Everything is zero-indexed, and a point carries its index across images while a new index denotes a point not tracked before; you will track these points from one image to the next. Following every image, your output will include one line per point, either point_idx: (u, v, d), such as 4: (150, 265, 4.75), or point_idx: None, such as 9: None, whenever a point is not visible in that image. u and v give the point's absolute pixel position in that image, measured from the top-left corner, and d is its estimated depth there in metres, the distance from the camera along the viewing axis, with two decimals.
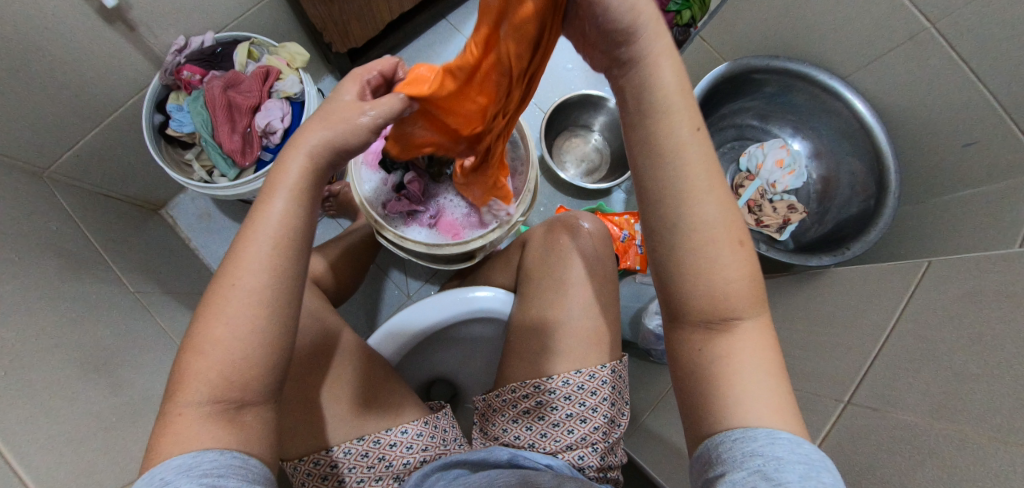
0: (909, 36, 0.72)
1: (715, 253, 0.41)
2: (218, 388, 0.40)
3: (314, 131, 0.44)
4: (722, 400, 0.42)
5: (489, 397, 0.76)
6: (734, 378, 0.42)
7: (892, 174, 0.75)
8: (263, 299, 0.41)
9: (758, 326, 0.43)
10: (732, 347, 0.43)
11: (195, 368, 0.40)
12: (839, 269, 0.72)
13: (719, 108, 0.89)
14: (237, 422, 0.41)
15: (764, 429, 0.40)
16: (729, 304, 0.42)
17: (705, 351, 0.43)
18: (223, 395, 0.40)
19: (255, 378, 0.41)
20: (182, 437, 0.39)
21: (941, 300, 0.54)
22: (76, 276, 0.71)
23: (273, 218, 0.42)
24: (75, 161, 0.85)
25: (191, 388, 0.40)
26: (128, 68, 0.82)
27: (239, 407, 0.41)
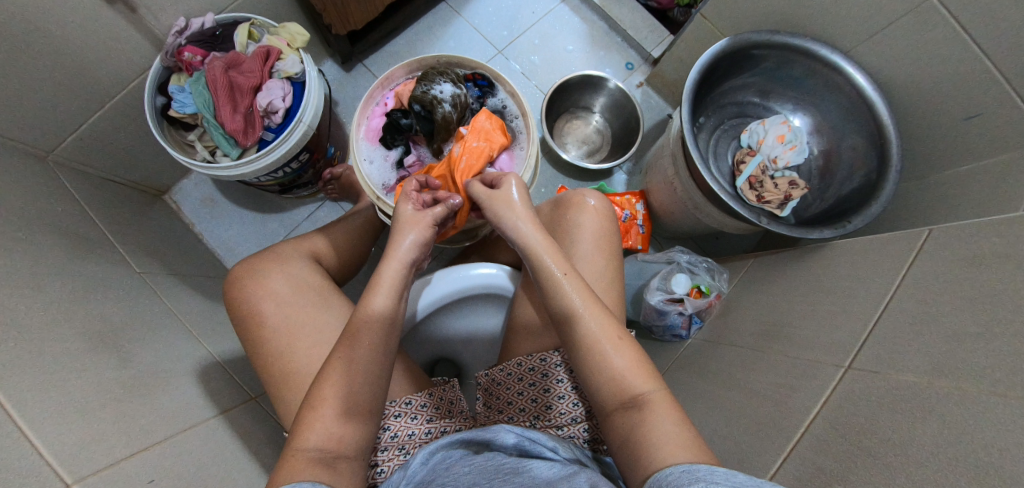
0: (912, 7, 0.72)
1: (605, 351, 0.56)
2: (327, 441, 0.51)
3: (402, 240, 0.63)
4: (644, 454, 0.48)
5: (492, 371, 0.76)
6: (650, 438, 0.49)
7: (894, 149, 0.75)
8: (367, 375, 0.55)
9: (660, 395, 0.52)
10: (641, 410, 0.51)
11: (311, 419, 0.52)
12: (840, 242, 0.72)
13: (720, 85, 0.89)
14: (334, 470, 0.51)
15: (683, 463, 0.45)
16: (630, 382, 0.54)
17: (625, 426, 0.52)
18: (334, 444, 0.52)
19: (351, 435, 0.53)
20: (294, 472, 0.48)
21: (940, 265, 0.54)
22: (82, 255, 0.72)
23: (382, 307, 0.59)
24: (79, 145, 0.85)
25: (307, 436, 0.51)
26: (129, 50, 0.82)
27: (335, 457, 0.51)
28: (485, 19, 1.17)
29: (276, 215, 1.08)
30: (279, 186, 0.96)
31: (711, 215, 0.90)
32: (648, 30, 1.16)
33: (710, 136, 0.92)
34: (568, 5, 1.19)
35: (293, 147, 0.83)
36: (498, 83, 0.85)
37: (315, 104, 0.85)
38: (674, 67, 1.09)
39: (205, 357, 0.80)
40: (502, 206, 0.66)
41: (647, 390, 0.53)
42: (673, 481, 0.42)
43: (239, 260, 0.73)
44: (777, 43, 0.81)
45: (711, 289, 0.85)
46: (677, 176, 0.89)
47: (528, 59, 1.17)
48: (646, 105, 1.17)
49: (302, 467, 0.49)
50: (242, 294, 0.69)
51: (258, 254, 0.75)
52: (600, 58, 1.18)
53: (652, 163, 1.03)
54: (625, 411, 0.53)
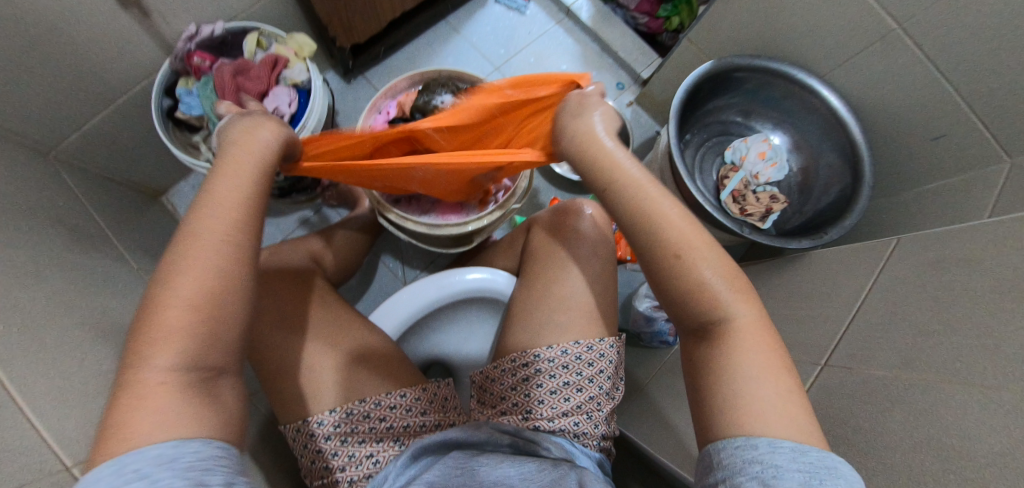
0: (879, 37, 0.78)
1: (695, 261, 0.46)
2: (184, 364, 0.39)
3: (236, 150, 0.49)
4: (725, 401, 0.42)
5: (486, 369, 0.77)
6: (733, 375, 0.43)
7: (866, 167, 0.81)
8: (217, 277, 0.42)
9: (752, 320, 0.45)
10: (726, 351, 0.44)
11: (154, 344, 0.39)
12: (818, 252, 0.76)
13: (704, 105, 0.94)
14: (207, 396, 0.40)
15: (764, 437, 0.40)
16: (711, 303, 0.45)
17: (715, 371, 0.44)
18: (195, 368, 0.40)
19: (214, 351, 0.41)
20: (141, 422, 0.36)
21: (904, 270, 0.59)
22: (81, 250, 0.73)
23: (225, 199, 0.45)
24: (82, 143, 0.87)
25: (152, 363, 0.38)
26: (138, 53, 0.85)
27: (216, 375, 0.41)
28: (483, 38, 1.22)
29: (273, 219, 1.10)
30: (279, 189, 0.98)
31: (696, 228, 0.94)
32: (638, 52, 1.22)
33: (696, 152, 0.97)
34: (562, 26, 1.25)
35: None
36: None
37: (319, 111, 0.88)
38: (661, 87, 1.14)
39: None
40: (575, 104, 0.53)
41: (739, 315, 0.45)
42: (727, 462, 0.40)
43: None
44: (758, 67, 0.86)
45: None
46: (665, 188, 0.93)
47: (523, 77, 1.22)
48: (635, 123, 1.22)
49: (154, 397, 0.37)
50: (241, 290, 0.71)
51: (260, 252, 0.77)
52: (592, 78, 1.23)
53: (641, 178, 1.08)
54: (698, 342, 0.47)
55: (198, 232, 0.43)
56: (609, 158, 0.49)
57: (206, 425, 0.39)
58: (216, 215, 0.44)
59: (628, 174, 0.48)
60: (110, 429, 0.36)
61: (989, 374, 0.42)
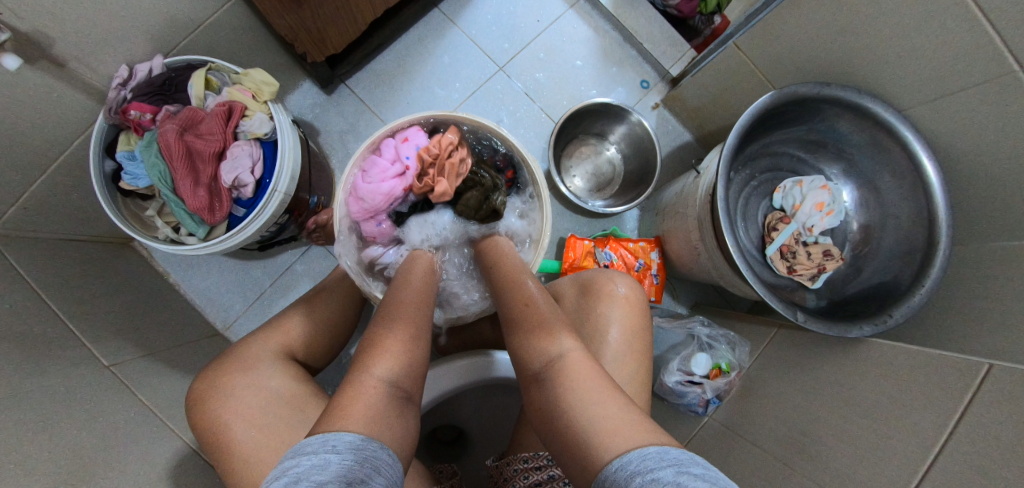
0: (991, 77, 0.61)
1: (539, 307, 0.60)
2: (393, 380, 0.52)
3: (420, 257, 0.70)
4: (582, 448, 0.45)
5: (500, 464, 0.74)
6: (570, 407, 0.48)
7: (943, 231, 0.67)
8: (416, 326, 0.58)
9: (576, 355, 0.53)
10: (563, 394, 0.50)
11: (354, 407, 0.47)
12: (877, 343, 0.66)
13: (762, 136, 0.79)
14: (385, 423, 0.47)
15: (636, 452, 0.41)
16: (547, 351, 0.55)
17: (568, 423, 0.48)
18: (396, 385, 0.52)
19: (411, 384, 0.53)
20: (351, 416, 0.46)
21: (1000, 421, 0.50)
22: (41, 367, 0.64)
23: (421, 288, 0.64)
24: (23, 216, 0.74)
25: (349, 415, 0.46)
26: (67, 107, 0.69)
27: (408, 397, 0.52)
28: (484, 29, 1.02)
29: (258, 262, 0.99)
30: (257, 244, 0.86)
31: (733, 283, 0.82)
32: (667, 44, 1.02)
33: (740, 193, 0.82)
34: (578, 10, 1.05)
35: (270, 218, 0.73)
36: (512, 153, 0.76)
37: (290, 167, 0.73)
38: (697, 94, 0.97)
39: (193, 455, 0.74)
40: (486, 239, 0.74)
41: (569, 352, 0.53)
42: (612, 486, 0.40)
43: (195, 376, 0.66)
44: (829, 97, 0.71)
45: (732, 367, 0.81)
46: (702, 240, 0.81)
47: (533, 77, 1.03)
48: (662, 130, 1.05)
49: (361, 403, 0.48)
50: (208, 417, 0.62)
51: (220, 359, 0.68)
52: (612, 76, 1.05)
53: (669, 208, 0.94)
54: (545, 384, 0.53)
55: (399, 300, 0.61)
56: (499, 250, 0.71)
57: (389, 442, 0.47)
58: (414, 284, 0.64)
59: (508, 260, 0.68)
60: (328, 418, 0.46)
61: None
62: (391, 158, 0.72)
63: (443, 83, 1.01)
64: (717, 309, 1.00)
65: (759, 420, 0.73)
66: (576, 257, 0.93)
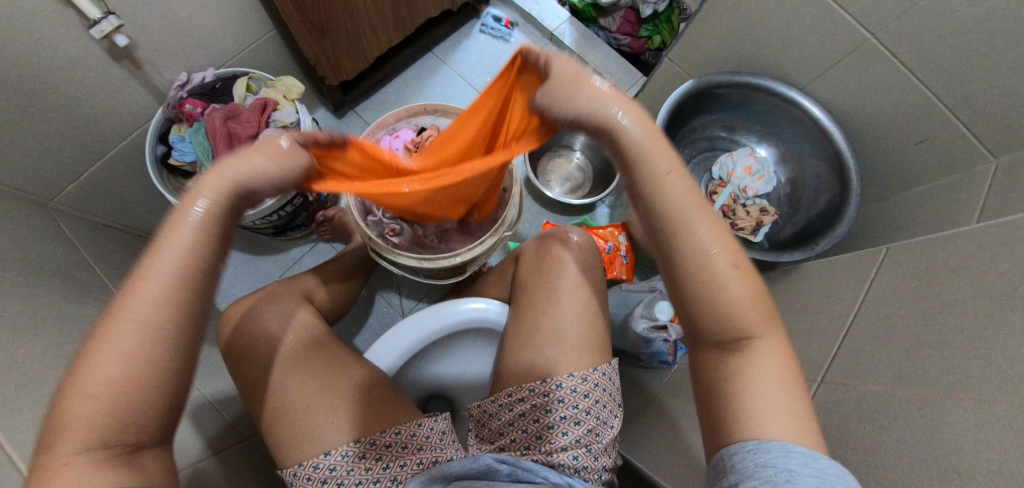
0: (855, 48, 0.78)
1: (720, 275, 0.44)
2: (133, 356, 0.40)
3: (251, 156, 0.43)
4: (728, 422, 0.44)
5: (484, 402, 0.78)
6: (746, 395, 0.44)
7: (852, 173, 0.81)
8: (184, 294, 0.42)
9: (773, 345, 0.45)
10: (749, 383, 0.44)
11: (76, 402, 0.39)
12: (809, 263, 0.76)
13: (686, 123, 0.96)
14: (134, 465, 0.41)
15: (777, 441, 0.41)
16: (740, 323, 0.45)
17: (709, 302, 0.45)
18: (104, 449, 0.40)
19: (142, 408, 0.41)
20: (61, 468, 0.38)
21: (894, 278, 0.59)
22: (80, 301, 0.74)
23: (180, 258, 0.42)
24: (79, 193, 0.88)
25: (76, 410, 0.39)
26: (133, 103, 0.87)
27: (135, 449, 0.41)
28: (469, 67, 1.25)
29: (270, 257, 1.11)
30: (274, 228, 0.99)
31: None
32: (621, 73, 1.24)
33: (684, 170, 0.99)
34: (546, 52, 1.28)
35: (288, 191, 0.87)
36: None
37: None
38: (647, 106, 1.16)
39: (199, 399, 0.80)
40: (569, 80, 0.44)
41: (760, 338, 0.46)
42: (740, 468, 0.41)
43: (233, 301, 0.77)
44: (736, 82, 0.88)
45: (694, 316, 0.88)
46: None
47: None
48: (623, 142, 1.23)
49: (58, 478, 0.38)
50: (233, 334, 0.71)
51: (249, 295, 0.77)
52: None
53: None
54: (723, 354, 0.46)
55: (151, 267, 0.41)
56: (638, 143, 0.43)
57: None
58: (178, 237, 0.42)
59: (671, 185, 0.44)
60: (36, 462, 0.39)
61: (980, 384, 0.42)
62: (384, 149, 0.88)
63: None
64: None
65: None
66: None
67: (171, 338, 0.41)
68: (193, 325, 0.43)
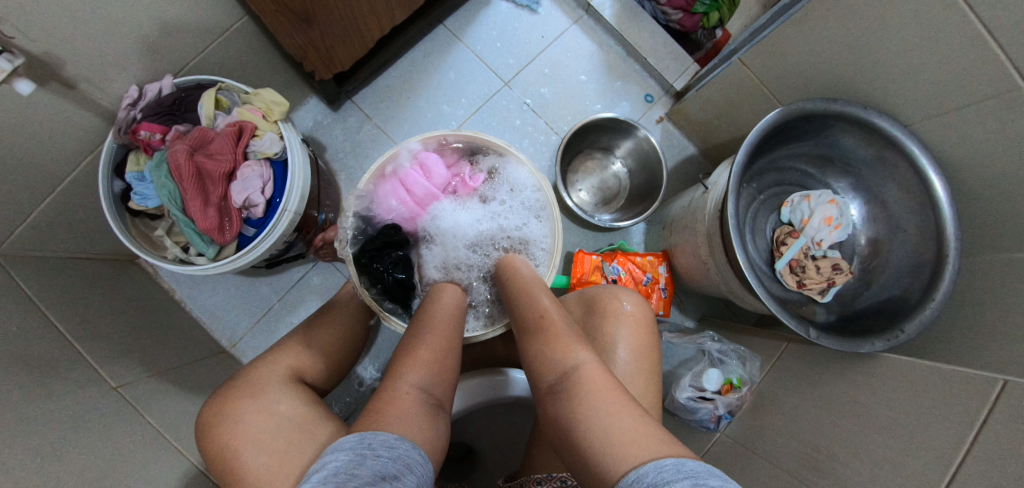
0: (997, 94, 0.62)
1: (562, 339, 0.56)
2: (423, 387, 0.52)
3: None
4: (593, 453, 0.45)
5: (511, 486, 0.72)
6: (588, 421, 0.47)
7: (952, 245, 0.67)
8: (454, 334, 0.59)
9: (597, 368, 0.52)
10: (582, 407, 0.49)
11: (410, 363, 0.54)
12: (891, 357, 0.66)
13: (764, 152, 0.79)
14: (435, 420, 0.50)
15: (650, 462, 0.41)
16: (564, 361, 0.54)
17: (556, 381, 0.53)
18: (429, 391, 0.52)
19: (444, 390, 0.55)
20: (388, 420, 0.47)
21: (1018, 431, 0.50)
22: (51, 391, 0.63)
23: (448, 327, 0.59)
24: (29, 235, 0.73)
25: (405, 376, 0.52)
26: (76, 126, 0.69)
27: (437, 405, 0.52)
28: (489, 45, 1.03)
29: (264, 279, 0.98)
30: (266, 263, 0.84)
31: (742, 297, 0.82)
32: (670, 58, 1.03)
33: (748, 207, 0.83)
34: (582, 25, 1.06)
35: (278, 238, 0.72)
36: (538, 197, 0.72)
37: (300, 186, 0.73)
38: (701, 108, 0.98)
39: (201, 478, 0.72)
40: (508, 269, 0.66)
41: (586, 364, 0.53)
42: None
43: (206, 400, 0.66)
44: (834, 113, 0.72)
45: (743, 382, 0.80)
46: (712, 254, 0.80)
47: (538, 91, 1.04)
48: (667, 144, 1.06)
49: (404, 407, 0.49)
50: (216, 441, 0.62)
51: (228, 384, 0.67)
52: (618, 91, 1.06)
53: (677, 222, 0.93)
54: (564, 399, 0.51)
55: (436, 318, 0.59)
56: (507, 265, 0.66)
57: (432, 447, 0.48)
58: (449, 298, 0.63)
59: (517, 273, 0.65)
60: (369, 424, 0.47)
61: None
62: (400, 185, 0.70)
63: (450, 98, 1.01)
64: (725, 322, 1.00)
65: (772, 436, 0.73)
66: (584, 271, 0.92)
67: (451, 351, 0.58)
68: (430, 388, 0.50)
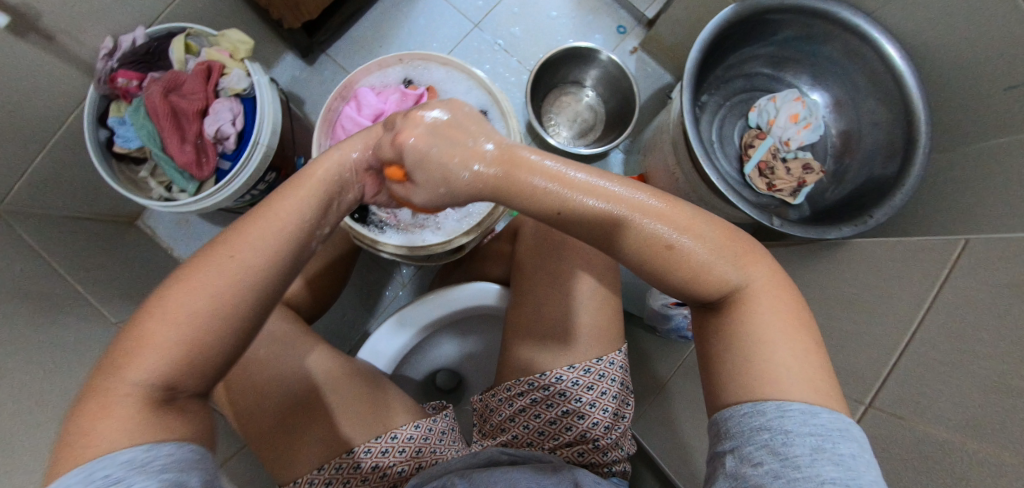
0: None
1: (684, 245, 0.42)
2: (159, 378, 0.35)
3: None
4: (758, 378, 0.38)
5: (484, 397, 0.70)
6: (764, 353, 0.39)
7: (922, 127, 0.66)
8: (253, 293, 0.38)
9: (757, 282, 0.42)
10: (755, 329, 0.40)
11: (151, 335, 0.36)
12: (859, 242, 0.66)
13: (726, 59, 0.78)
14: (170, 415, 0.36)
15: (774, 399, 0.37)
16: (721, 274, 0.41)
17: (702, 288, 0.42)
18: (167, 384, 0.35)
19: (208, 364, 0.37)
20: (106, 428, 0.33)
21: (973, 283, 0.50)
22: (54, 320, 0.68)
23: (232, 290, 0.37)
24: (29, 189, 0.78)
25: (138, 365, 0.35)
26: (60, 79, 0.74)
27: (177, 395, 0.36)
28: None
29: None
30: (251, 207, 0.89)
31: (714, 207, 0.81)
32: None
33: (714, 117, 0.83)
34: None
35: (254, 171, 0.75)
36: (490, 105, 0.71)
37: (270, 120, 0.76)
38: (670, 30, 0.97)
39: None
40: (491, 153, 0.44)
41: (748, 281, 0.42)
42: (735, 427, 0.38)
43: None
44: (792, 6, 0.70)
45: None
46: (680, 165, 0.80)
47: (508, 31, 1.05)
48: (641, 73, 1.05)
49: (129, 409, 0.34)
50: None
51: None
52: (589, 23, 1.06)
53: (650, 144, 0.93)
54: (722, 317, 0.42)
55: (229, 257, 0.38)
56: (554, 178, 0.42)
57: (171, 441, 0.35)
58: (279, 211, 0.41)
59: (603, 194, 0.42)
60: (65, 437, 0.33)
61: None
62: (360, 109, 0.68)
63: (421, 44, 1.03)
64: None
65: None
66: None
67: (242, 298, 0.37)
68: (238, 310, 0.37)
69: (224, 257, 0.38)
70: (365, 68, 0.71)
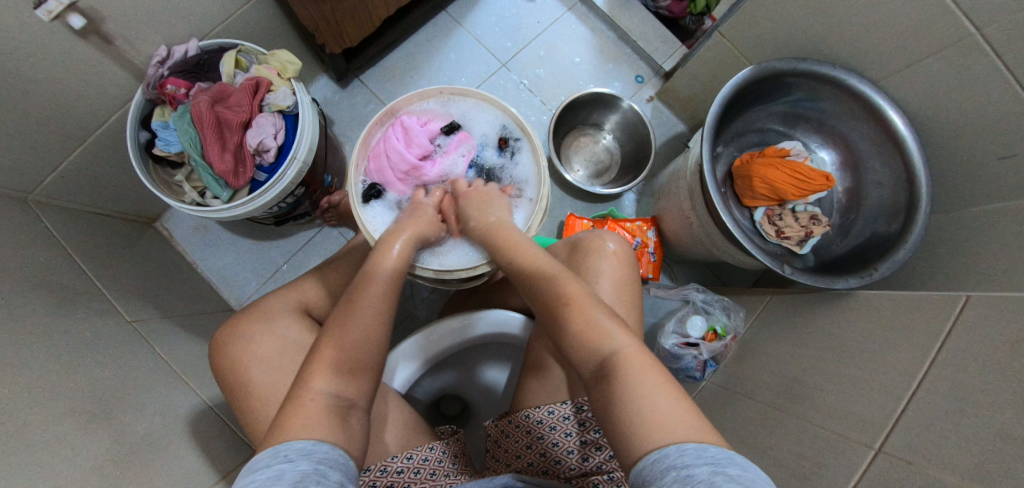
0: (952, 41, 0.66)
1: (585, 308, 0.51)
2: (336, 390, 0.49)
3: None
4: (632, 434, 0.41)
5: (501, 422, 0.71)
6: (633, 400, 0.43)
7: (923, 189, 0.71)
8: (381, 326, 0.54)
9: (636, 351, 0.46)
10: (622, 383, 0.44)
11: (319, 365, 0.50)
12: (863, 293, 0.69)
13: (742, 113, 0.84)
14: (346, 422, 0.48)
15: (674, 442, 0.39)
16: (600, 341, 0.48)
17: (581, 352, 0.49)
18: (338, 392, 0.49)
19: (365, 381, 0.52)
20: (293, 429, 0.44)
21: (975, 335, 0.53)
22: (73, 312, 0.68)
23: (368, 320, 0.53)
24: (59, 183, 0.79)
25: (315, 380, 0.49)
26: (109, 80, 0.77)
27: (350, 406, 0.49)
28: (488, 30, 1.11)
29: (274, 243, 1.04)
30: (275, 218, 0.91)
31: (726, 252, 0.85)
32: (659, 40, 1.10)
33: (726, 166, 0.88)
34: (575, 12, 1.14)
35: (288, 184, 0.78)
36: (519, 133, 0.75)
37: (309, 137, 0.79)
38: (687, 84, 1.03)
39: (205, 412, 0.76)
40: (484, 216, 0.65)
41: (622, 347, 0.47)
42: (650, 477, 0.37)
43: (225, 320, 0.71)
44: (804, 71, 0.77)
45: (727, 331, 0.84)
46: (695, 209, 0.84)
47: (533, 73, 1.11)
48: (656, 121, 1.11)
49: (307, 412, 0.46)
50: (227, 360, 0.66)
51: (243, 312, 0.71)
52: (609, 71, 1.12)
53: (664, 188, 0.97)
54: (598, 379, 0.46)
55: (360, 298, 0.55)
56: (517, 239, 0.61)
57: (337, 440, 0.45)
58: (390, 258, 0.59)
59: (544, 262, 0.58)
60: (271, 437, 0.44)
61: None
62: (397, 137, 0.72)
63: (450, 77, 1.09)
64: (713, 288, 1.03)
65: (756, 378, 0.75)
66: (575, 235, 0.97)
67: (381, 327, 0.54)
68: (381, 333, 0.54)
69: (359, 309, 0.54)
70: (405, 97, 0.75)
